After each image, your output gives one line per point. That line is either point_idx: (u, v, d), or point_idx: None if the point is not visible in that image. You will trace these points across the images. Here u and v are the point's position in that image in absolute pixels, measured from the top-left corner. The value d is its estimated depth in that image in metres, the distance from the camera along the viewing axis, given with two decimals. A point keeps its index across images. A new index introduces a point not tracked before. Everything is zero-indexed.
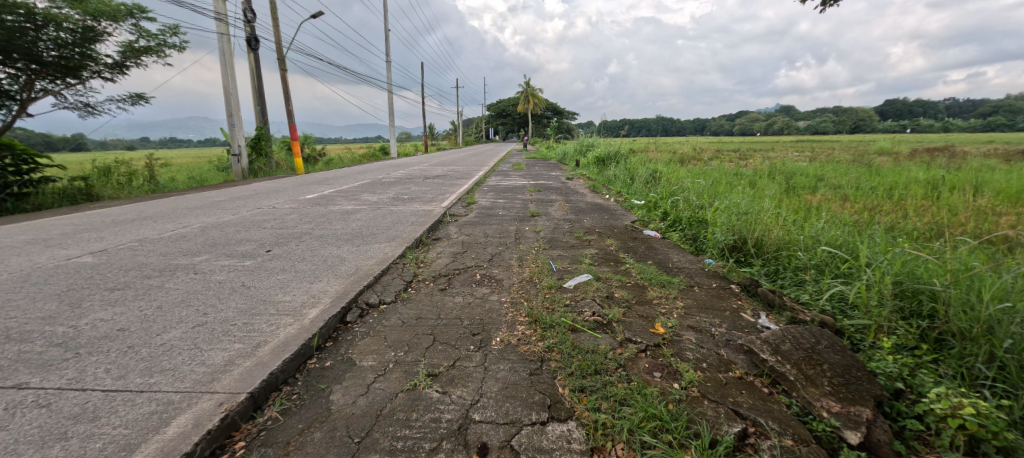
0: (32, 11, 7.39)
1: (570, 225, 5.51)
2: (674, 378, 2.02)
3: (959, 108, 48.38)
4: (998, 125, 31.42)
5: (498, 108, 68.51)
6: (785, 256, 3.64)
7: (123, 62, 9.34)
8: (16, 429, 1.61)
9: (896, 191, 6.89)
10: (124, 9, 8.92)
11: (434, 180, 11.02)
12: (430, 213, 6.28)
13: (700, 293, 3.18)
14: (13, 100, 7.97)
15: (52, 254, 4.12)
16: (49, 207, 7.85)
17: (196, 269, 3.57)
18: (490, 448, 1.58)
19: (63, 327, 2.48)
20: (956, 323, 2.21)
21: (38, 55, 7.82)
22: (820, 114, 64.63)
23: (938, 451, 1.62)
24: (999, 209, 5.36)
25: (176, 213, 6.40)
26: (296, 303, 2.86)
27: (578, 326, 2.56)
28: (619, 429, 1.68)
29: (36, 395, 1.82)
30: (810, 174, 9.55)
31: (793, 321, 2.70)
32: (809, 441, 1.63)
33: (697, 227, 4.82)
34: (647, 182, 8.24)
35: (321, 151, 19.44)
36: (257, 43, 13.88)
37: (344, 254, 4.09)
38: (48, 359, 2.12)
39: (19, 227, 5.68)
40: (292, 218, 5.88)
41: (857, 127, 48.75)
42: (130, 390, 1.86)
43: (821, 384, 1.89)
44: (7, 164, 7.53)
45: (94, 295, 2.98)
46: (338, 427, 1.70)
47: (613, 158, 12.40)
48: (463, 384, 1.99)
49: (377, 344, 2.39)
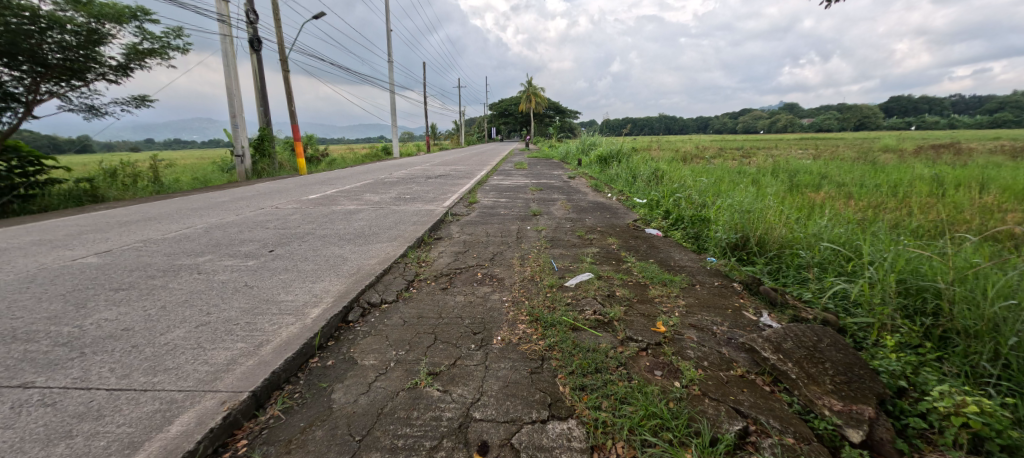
0: (37, 14, 7.49)
1: (572, 224, 5.50)
2: (675, 377, 2.02)
3: (966, 105, 47.85)
4: (1005, 121, 31.08)
5: (500, 108, 68.56)
6: (788, 254, 3.62)
7: (127, 64, 9.39)
8: (22, 428, 1.63)
9: (900, 188, 6.86)
10: (128, 11, 8.99)
11: (436, 180, 11.07)
12: (432, 212, 6.30)
13: (702, 291, 3.17)
14: (18, 103, 8.02)
15: (58, 255, 4.16)
16: (55, 208, 7.93)
17: (200, 269, 3.60)
18: (490, 446, 1.59)
19: (68, 327, 2.50)
20: (961, 320, 2.20)
21: (43, 58, 7.87)
22: (820, 111, 64.34)
23: (940, 450, 1.60)
24: (1005, 205, 5.31)
25: (179, 213, 6.43)
26: (298, 302, 2.88)
27: (579, 325, 2.56)
28: (619, 427, 1.69)
29: (42, 394, 1.84)
30: (814, 171, 9.53)
31: (795, 320, 2.68)
32: (810, 440, 1.63)
33: (700, 226, 4.82)
34: (650, 181, 8.20)
35: (323, 151, 19.50)
36: (259, 44, 13.90)
37: (347, 253, 4.12)
38: (53, 358, 2.15)
39: (25, 228, 5.73)
40: (295, 217, 5.91)
41: (862, 125, 48.42)
42: (135, 389, 1.88)
43: (823, 383, 1.89)
44: (13, 166, 7.60)
45: (100, 295, 3.01)
46: (339, 425, 1.71)
47: (615, 157, 12.36)
48: (464, 382, 1.99)
49: (378, 343, 2.40)
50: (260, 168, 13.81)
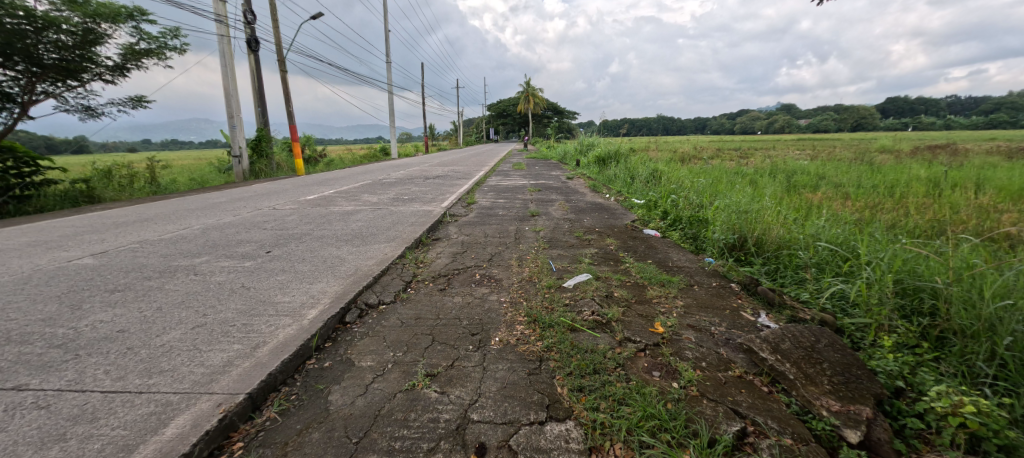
0: (32, 14, 7.41)
1: (570, 224, 5.51)
2: (674, 378, 2.02)
3: (963, 105, 48.22)
4: (1001, 122, 31.20)
5: (498, 109, 68.51)
6: (785, 254, 3.63)
7: (123, 65, 9.35)
8: (16, 431, 1.61)
9: (897, 188, 6.91)
10: (124, 11, 8.96)
11: (434, 181, 11.07)
12: (430, 213, 6.29)
13: (699, 292, 3.16)
14: (13, 103, 7.98)
15: (53, 256, 4.14)
16: (50, 209, 7.88)
17: (197, 270, 3.58)
18: (488, 448, 1.58)
19: (63, 329, 2.49)
20: (957, 320, 2.21)
21: (38, 58, 7.82)
22: (817, 113, 64.60)
23: (938, 450, 1.60)
24: (1001, 206, 5.35)
25: (176, 214, 6.39)
26: (296, 303, 2.87)
27: (578, 325, 2.55)
28: (617, 429, 1.68)
29: (36, 396, 1.83)
30: (811, 172, 9.58)
31: (793, 320, 2.69)
32: (808, 441, 1.62)
33: (697, 226, 4.83)
34: (648, 181, 8.21)
35: (321, 151, 19.44)
36: (257, 45, 13.87)
37: (344, 254, 4.12)
38: (48, 360, 2.13)
39: (19, 230, 5.68)
40: (293, 218, 5.90)
41: (859, 125, 48.71)
42: (129, 391, 1.87)
43: (820, 383, 1.88)
44: (8, 167, 7.54)
45: (95, 297, 3.00)
46: (336, 427, 1.70)
47: (613, 158, 12.37)
48: (461, 384, 1.99)
49: (376, 344, 2.40)
50: (258, 168, 13.76)
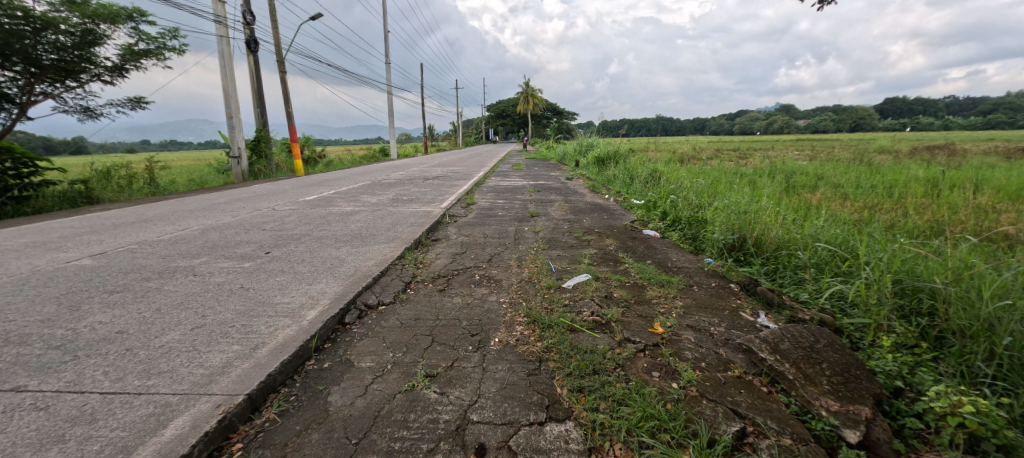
0: (30, 14, 7.42)
1: (569, 225, 5.52)
2: (673, 378, 2.02)
3: (961, 105, 48.38)
4: (999, 123, 31.32)
5: (498, 109, 68.55)
6: (784, 255, 3.64)
7: (123, 65, 9.34)
8: (14, 432, 1.61)
9: (896, 189, 6.93)
10: (124, 12, 8.95)
11: (434, 181, 11.07)
12: (430, 213, 6.29)
13: (699, 292, 3.17)
14: (12, 103, 7.97)
15: (52, 257, 4.13)
16: (49, 210, 7.87)
17: (196, 271, 3.58)
18: (488, 448, 1.58)
19: (62, 330, 2.49)
20: (956, 320, 2.21)
21: (36, 58, 7.81)
22: (816, 113, 64.72)
23: (938, 450, 1.60)
24: (999, 206, 5.37)
25: (175, 215, 6.39)
26: (295, 304, 2.86)
27: (577, 326, 2.56)
28: (616, 429, 1.68)
29: (34, 398, 1.82)
30: (810, 172, 9.60)
31: (793, 320, 2.69)
32: (807, 440, 1.63)
33: (697, 227, 4.84)
34: (647, 182, 8.23)
35: (320, 152, 19.43)
36: (256, 45, 13.86)
37: (344, 255, 4.12)
38: (46, 362, 2.12)
39: (18, 230, 5.67)
40: (292, 219, 5.89)
41: (858, 125, 48.83)
42: (128, 392, 1.86)
43: (819, 383, 1.88)
44: (7, 168, 7.53)
45: (94, 298, 2.99)
46: (335, 428, 1.70)
47: (613, 158, 12.39)
48: (461, 384, 1.99)
49: (375, 345, 2.39)
50: (258, 169, 13.77)
